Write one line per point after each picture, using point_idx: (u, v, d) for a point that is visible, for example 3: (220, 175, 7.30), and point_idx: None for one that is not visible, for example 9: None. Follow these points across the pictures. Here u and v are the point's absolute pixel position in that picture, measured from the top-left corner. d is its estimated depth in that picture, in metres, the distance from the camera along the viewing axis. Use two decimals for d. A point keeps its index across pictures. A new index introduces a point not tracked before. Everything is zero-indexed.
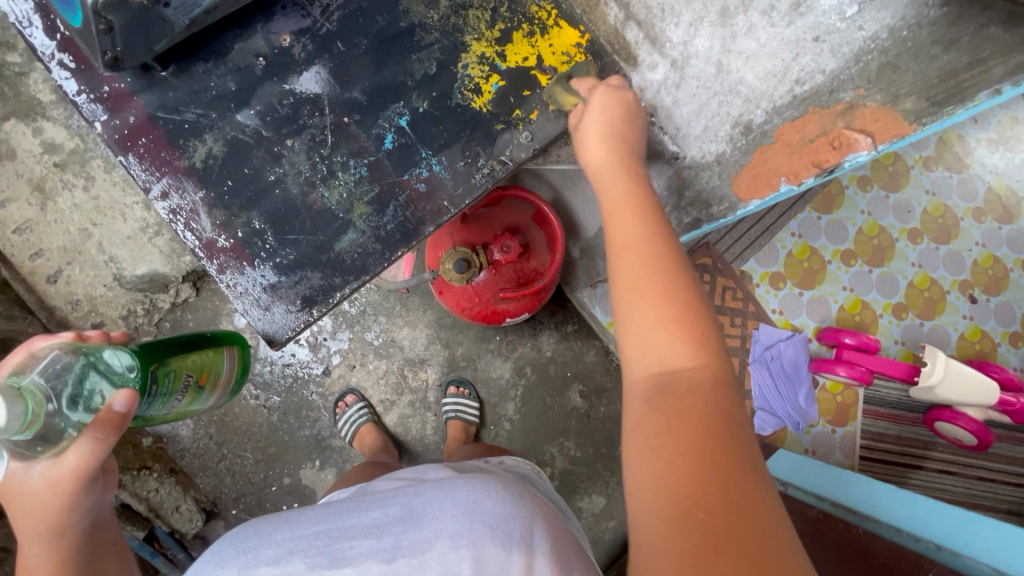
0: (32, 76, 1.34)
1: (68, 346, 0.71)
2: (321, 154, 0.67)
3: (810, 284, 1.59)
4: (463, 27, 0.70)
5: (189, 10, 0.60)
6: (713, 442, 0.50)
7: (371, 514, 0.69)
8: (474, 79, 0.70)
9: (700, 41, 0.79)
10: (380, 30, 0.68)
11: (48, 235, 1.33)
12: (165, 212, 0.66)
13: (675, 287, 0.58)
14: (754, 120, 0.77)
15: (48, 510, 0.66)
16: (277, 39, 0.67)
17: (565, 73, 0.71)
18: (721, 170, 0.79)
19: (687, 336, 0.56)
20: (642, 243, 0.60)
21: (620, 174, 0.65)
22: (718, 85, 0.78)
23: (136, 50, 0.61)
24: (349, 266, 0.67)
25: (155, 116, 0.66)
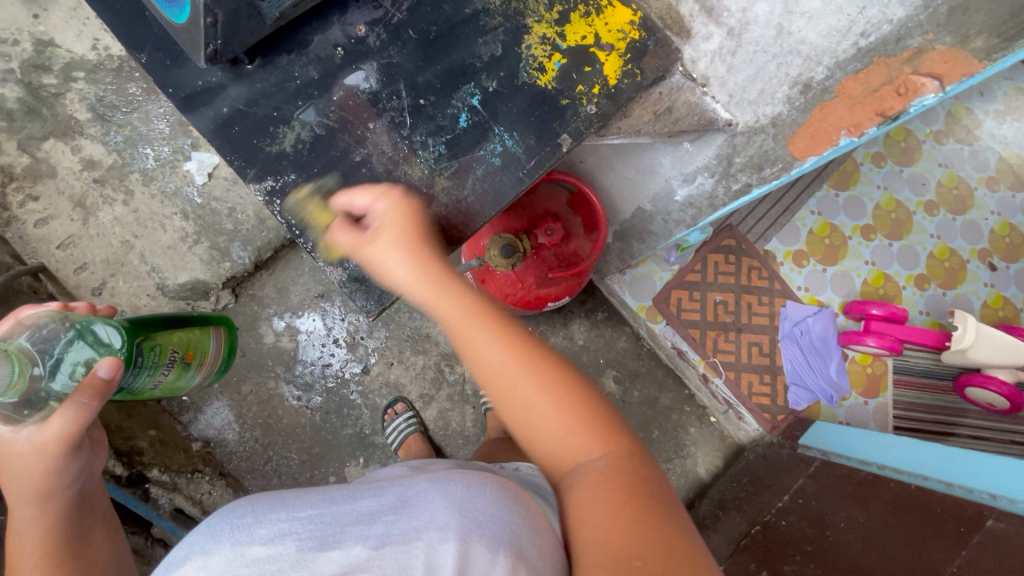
0: (68, 96, 1.39)
1: (56, 315, 0.77)
2: (402, 135, 0.70)
3: (834, 260, 1.63)
4: (524, 10, 0.73)
5: (279, 3, 0.64)
6: (644, 510, 0.55)
7: (363, 503, 0.66)
8: (538, 58, 0.73)
9: (760, 5, 0.74)
10: (447, 17, 0.72)
11: (91, 248, 1.37)
12: (261, 195, 0.70)
13: (559, 385, 0.62)
14: (814, 78, 0.75)
15: (35, 473, 0.67)
16: (353, 30, 0.71)
17: (624, 49, 0.75)
18: (776, 133, 0.83)
19: (582, 421, 0.62)
20: (513, 357, 0.62)
21: (454, 291, 0.64)
22: (778, 47, 0.75)
23: (233, 43, 0.64)
24: (436, 239, 0.71)
25: (243, 109, 0.69)
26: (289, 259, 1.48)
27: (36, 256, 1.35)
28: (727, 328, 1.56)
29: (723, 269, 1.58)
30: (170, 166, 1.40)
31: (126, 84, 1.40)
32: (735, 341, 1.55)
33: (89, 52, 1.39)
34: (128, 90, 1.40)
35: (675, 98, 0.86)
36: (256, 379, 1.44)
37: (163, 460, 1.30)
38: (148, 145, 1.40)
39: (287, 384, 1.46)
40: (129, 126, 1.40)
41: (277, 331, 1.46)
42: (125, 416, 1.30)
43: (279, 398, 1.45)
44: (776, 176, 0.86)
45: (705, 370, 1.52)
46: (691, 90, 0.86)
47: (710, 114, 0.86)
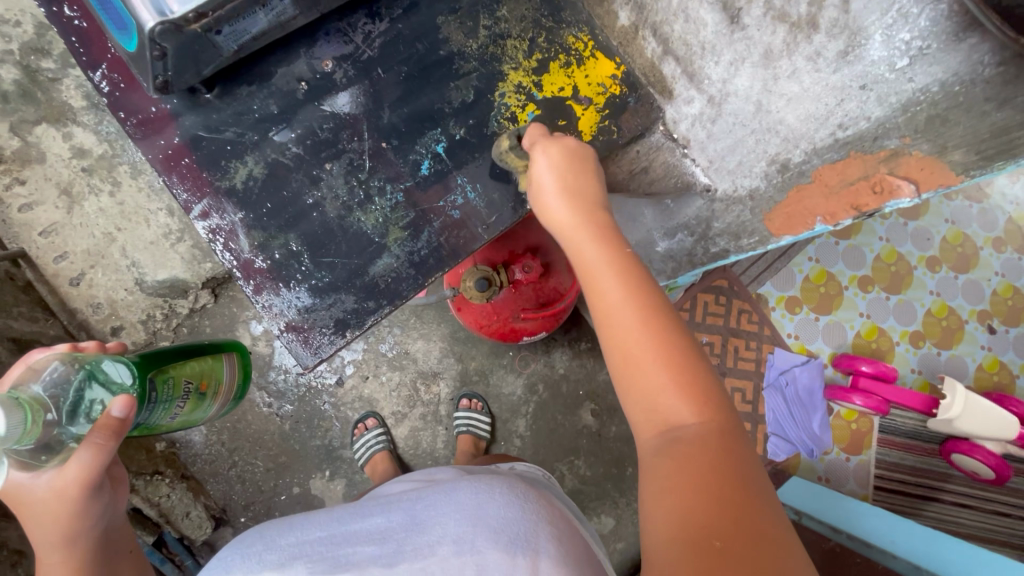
0: (64, 82, 1.37)
1: (66, 357, 0.73)
2: (358, 178, 0.70)
3: (827, 309, 1.59)
4: (501, 56, 0.73)
5: (238, 36, 0.62)
6: (733, 492, 0.51)
7: (375, 520, 0.71)
8: (511, 107, 0.73)
9: (740, 80, 0.75)
10: (419, 57, 0.71)
11: (73, 238, 1.36)
12: (204, 231, 0.69)
13: (672, 349, 0.58)
14: (792, 160, 0.76)
15: (57, 518, 0.68)
16: (320, 64, 0.69)
17: (602, 104, 0.75)
18: (753, 206, 0.82)
19: (686, 391, 0.56)
20: (630, 309, 0.59)
21: (586, 229, 0.63)
22: (757, 123, 0.76)
23: (185, 74, 0.62)
24: (384, 291, 0.70)
25: (198, 137, 0.69)
26: None
27: (18, 241, 1.35)
28: None
29: (712, 310, 1.54)
30: None
31: None
32: None
33: None
34: None
35: (653, 158, 0.89)
36: None
37: (123, 460, 1.24)
38: None
39: (259, 390, 1.44)
40: None
41: (254, 335, 1.45)
42: None
43: (250, 403, 1.44)
44: (752, 246, 0.86)
45: None
46: (671, 150, 0.87)
47: (689, 177, 0.88)
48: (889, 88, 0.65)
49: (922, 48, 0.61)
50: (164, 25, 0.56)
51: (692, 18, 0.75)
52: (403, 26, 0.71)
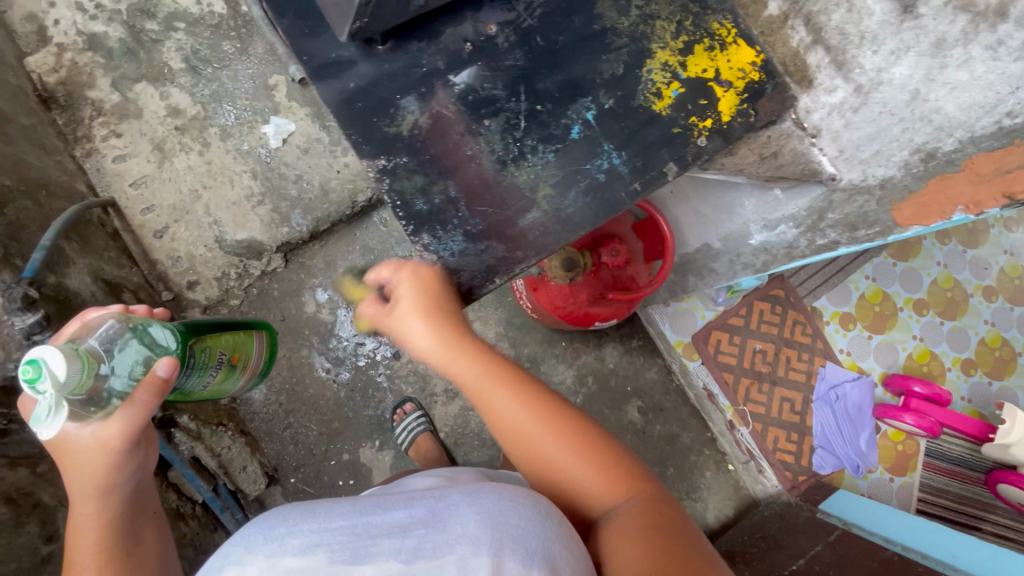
0: (166, 44, 1.46)
1: (120, 317, 0.77)
2: (514, 137, 0.69)
3: (881, 328, 1.59)
4: (650, 35, 0.70)
5: None
6: (657, 527, 0.66)
7: (395, 514, 0.69)
8: (657, 83, 0.70)
9: (899, 69, 0.63)
10: (576, 30, 0.70)
11: (161, 192, 1.41)
12: (372, 172, 0.68)
13: (574, 432, 0.74)
14: (941, 149, 0.64)
15: (98, 467, 0.72)
16: (484, 28, 0.69)
17: (743, 88, 0.71)
18: (882, 196, 0.72)
19: (595, 464, 0.73)
20: (525, 420, 0.73)
21: (464, 354, 0.73)
22: (909, 112, 0.65)
23: (378, 21, 0.63)
24: (532, 244, 0.69)
25: (368, 87, 0.68)
26: (342, 234, 1.51)
27: (109, 191, 1.40)
28: (761, 378, 1.53)
29: (767, 318, 1.56)
30: (248, 126, 1.45)
31: (222, 42, 1.47)
32: (768, 393, 1.53)
33: (193, 6, 1.47)
34: (223, 48, 1.46)
35: (782, 145, 0.76)
36: (290, 345, 1.47)
37: (194, 408, 1.30)
38: (231, 102, 1.45)
39: (320, 355, 1.48)
40: (217, 81, 1.45)
41: (319, 302, 1.49)
42: None
43: (310, 367, 1.48)
44: (870, 238, 0.76)
45: (732, 417, 1.50)
46: (800, 139, 0.75)
47: (813, 165, 0.77)
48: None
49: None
50: None
51: (857, 6, 0.63)
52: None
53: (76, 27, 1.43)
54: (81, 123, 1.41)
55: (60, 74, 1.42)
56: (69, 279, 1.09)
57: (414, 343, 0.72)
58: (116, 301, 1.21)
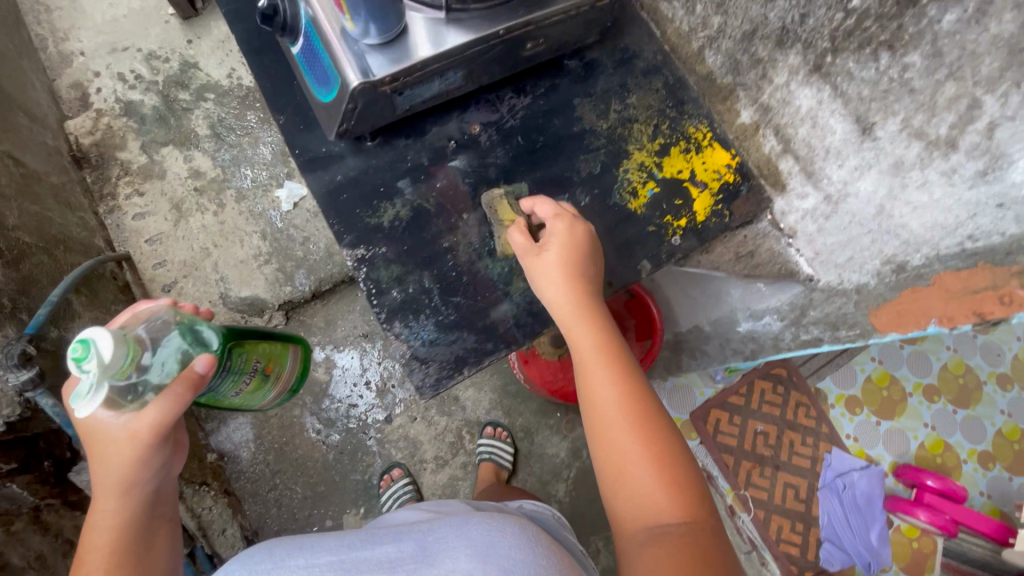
0: (195, 112, 1.57)
1: (169, 311, 0.75)
2: (490, 231, 0.75)
3: (889, 414, 1.53)
4: (628, 137, 0.78)
5: (413, 98, 0.68)
6: None
7: (384, 548, 0.67)
8: (633, 182, 0.78)
9: (863, 184, 0.67)
10: (556, 131, 0.78)
11: (174, 248, 1.47)
12: (351, 261, 0.74)
13: (660, 445, 0.64)
14: (910, 263, 0.65)
15: (122, 459, 0.69)
16: (468, 127, 0.78)
17: (717, 190, 0.78)
18: (858, 300, 0.72)
19: (670, 488, 0.63)
20: (622, 406, 0.65)
21: (585, 319, 0.68)
22: (876, 225, 0.67)
23: (363, 124, 0.68)
24: (501, 335, 0.74)
25: (357, 178, 0.76)
26: (343, 294, 1.53)
27: (125, 246, 1.47)
28: (764, 463, 1.47)
29: (768, 399, 1.51)
30: (263, 190, 1.52)
31: (247, 111, 1.58)
32: (770, 479, 1.46)
33: (224, 79, 1.59)
34: (247, 117, 1.57)
35: (759, 244, 0.81)
36: (283, 403, 1.47)
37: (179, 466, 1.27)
38: (249, 167, 1.53)
39: (311, 416, 1.47)
40: (238, 147, 1.55)
41: (315, 361, 1.49)
42: None
43: (301, 427, 1.46)
44: (851, 339, 0.74)
45: (732, 502, 1.43)
46: (776, 239, 0.80)
47: (791, 265, 0.80)
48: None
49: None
50: (363, 86, 0.61)
51: (819, 124, 0.68)
52: (543, 103, 0.79)
53: (116, 95, 1.56)
54: (108, 182, 1.50)
55: (95, 136, 1.53)
56: (70, 333, 1.12)
57: (542, 294, 0.70)
58: None
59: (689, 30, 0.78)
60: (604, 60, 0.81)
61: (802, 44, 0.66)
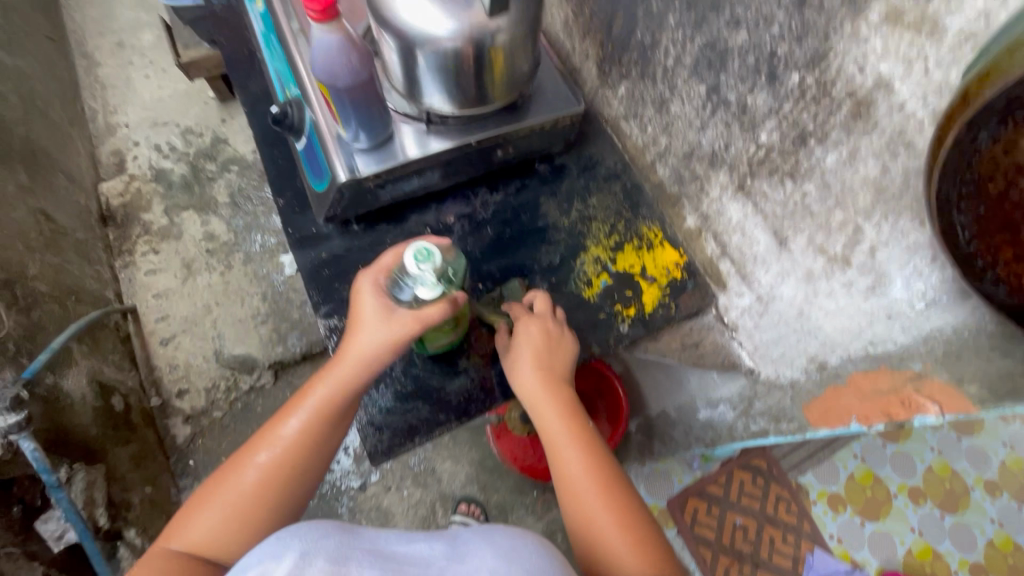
0: (219, 182, 1.71)
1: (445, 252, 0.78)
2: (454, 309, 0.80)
3: (874, 516, 1.49)
4: (586, 233, 0.88)
5: (395, 191, 0.79)
6: None
7: (415, 544, 0.64)
8: (587, 274, 0.87)
9: (785, 288, 0.72)
10: (522, 225, 0.89)
11: (178, 304, 1.56)
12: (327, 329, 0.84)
13: (626, 511, 0.71)
14: (829, 362, 0.70)
15: (386, 337, 0.75)
16: (444, 219, 0.89)
17: (664, 286, 0.85)
18: (794, 394, 0.76)
19: (640, 550, 0.68)
20: (590, 478, 0.72)
21: (554, 401, 0.76)
22: (800, 325, 0.72)
23: (353, 207, 0.78)
24: (453, 408, 0.85)
25: (340, 259, 0.85)
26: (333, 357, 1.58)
27: (133, 299, 1.55)
28: (742, 559, 1.43)
29: (748, 491, 1.49)
30: (270, 254, 1.62)
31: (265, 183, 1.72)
32: None
33: (249, 154, 1.76)
34: (265, 189, 1.71)
35: (703, 336, 0.87)
36: None
37: (144, 523, 1.25)
38: (259, 233, 1.65)
39: None
40: (253, 214, 1.67)
41: None
42: (133, 467, 1.28)
43: None
44: (790, 432, 0.76)
45: None
46: (721, 332, 0.85)
47: (735, 357, 0.84)
48: (910, 321, 0.60)
49: (932, 297, 0.57)
50: (348, 179, 0.70)
51: (747, 234, 0.74)
52: (515, 202, 0.90)
53: (149, 163, 1.73)
54: (128, 239, 1.62)
55: (124, 198, 1.67)
56: (65, 379, 1.17)
57: (517, 381, 0.78)
58: (104, 405, 1.26)
59: (643, 145, 0.87)
60: (571, 165, 0.92)
61: (728, 166, 0.73)
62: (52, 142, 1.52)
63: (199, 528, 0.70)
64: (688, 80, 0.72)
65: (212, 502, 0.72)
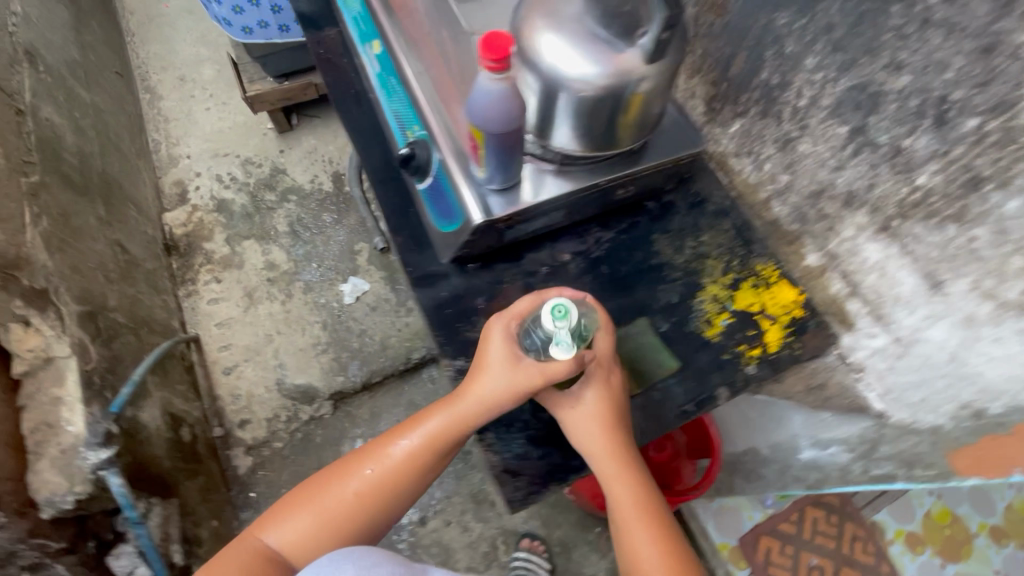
0: (278, 211, 1.74)
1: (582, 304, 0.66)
2: None
3: (956, 558, 1.42)
4: (702, 271, 0.76)
5: (520, 231, 0.71)
6: None
7: None
8: (707, 312, 0.73)
9: (936, 331, 0.60)
10: (637, 264, 0.76)
11: (240, 333, 1.56)
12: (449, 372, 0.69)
13: None
14: (988, 410, 0.58)
15: (503, 388, 0.64)
16: (558, 255, 0.76)
17: (786, 325, 0.73)
18: (934, 440, 0.66)
19: None
20: (660, 559, 0.65)
21: (625, 471, 0.66)
22: (949, 371, 0.61)
23: (478, 245, 0.70)
24: None
25: (457, 296, 0.73)
26: (391, 387, 1.57)
27: (196, 328, 1.56)
28: None
29: (821, 529, 1.44)
30: (329, 283, 1.63)
31: (323, 212, 1.74)
32: None
33: (307, 184, 1.79)
34: (323, 218, 1.73)
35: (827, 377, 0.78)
36: None
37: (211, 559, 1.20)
38: (318, 262, 1.66)
39: None
40: (312, 244, 1.69)
41: None
42: (201, 500, 1.27)
43: None
44: (928, 479, 0.68)
45: None
46: (845, 373, 0.75)
47: (861, 401, 0.75)
48: None
49: None
50: (484, 222, 0.65)
51: (887, 275, 0.64)
52: (626, 237, 0.78)
53: (211, 193, 1.76)
54: (190, 268, 1.64)
55: (187, 228, 1.70)
56: (142, 412, 1.17)
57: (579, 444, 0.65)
58: (173, 436, 1.26)
59: (757, 182, 0.78)
60: (679, 203, 0.81)
61: (870, 207, 0.63)
62: (122, 174, 1.56)
63: (291, 528, 0.71)
64: (825, 121, 0.64)
65: (305, 507, 0.72)
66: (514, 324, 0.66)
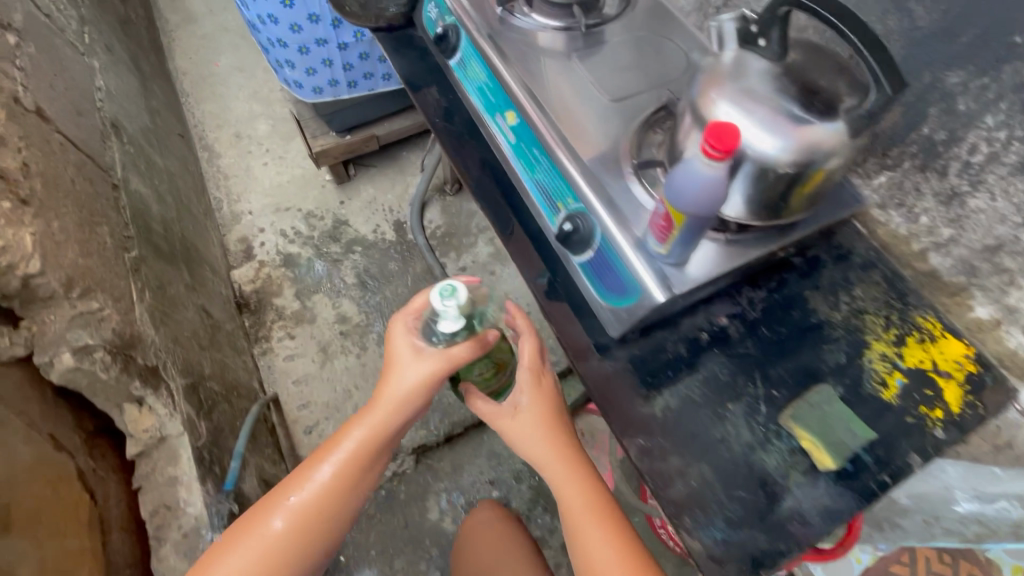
0: (345, 263, 1.74)
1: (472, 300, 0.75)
2: (760, 424, 0.67)
3: None
4: (865, 328, 0.73)
5: (688, 297, 0.70)
6: None
7: None
8: (879, 373, 0.70)
9: None
10: (796, 323, 0.74)
11: (318, 390, 1.55)
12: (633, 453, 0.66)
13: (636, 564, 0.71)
14: None
15: (414, 380, 0.74)
16: (715, 319, 0.74)
17: (964, 382, 0.69)
18: None
19: None
20: (604, 539, 0.72)
21: (558, 454, 0.76)
22: None
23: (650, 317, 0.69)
24: (797, 534, 0.61)
25: (623, 369, 0.71)
26: (473, 437, 1.54)
27: (273, 387, 1.55)
28: None
29: None
30: None
31: (389, 261, 1.74)
32: None
33: (370, 233, 1.79)
34: (390, 267, 1.73)
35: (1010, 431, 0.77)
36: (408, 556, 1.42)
37: None
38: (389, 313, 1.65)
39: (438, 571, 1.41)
40: (382, 295, 1.68)
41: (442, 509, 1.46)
42: None
43: None
44: None
45: None
46: None
47: None
48: None
49: None
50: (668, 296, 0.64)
51: None
52: (779, 295, 0.76)
53: (277, 248, 1.76)
54: (263, 325, 1.64)
55: (256, 284, 1.70)
56: (245, 482, 1.14)
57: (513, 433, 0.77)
58: None
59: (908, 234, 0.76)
60: (824, 256, 0.79)
61: None
62: (196, 235, 1.57)
63: (236, 565, 0.74)
64: (1007, 178, 0.63)
65: (241, 545, 0.76)
66: (414, 319, 0.77)
